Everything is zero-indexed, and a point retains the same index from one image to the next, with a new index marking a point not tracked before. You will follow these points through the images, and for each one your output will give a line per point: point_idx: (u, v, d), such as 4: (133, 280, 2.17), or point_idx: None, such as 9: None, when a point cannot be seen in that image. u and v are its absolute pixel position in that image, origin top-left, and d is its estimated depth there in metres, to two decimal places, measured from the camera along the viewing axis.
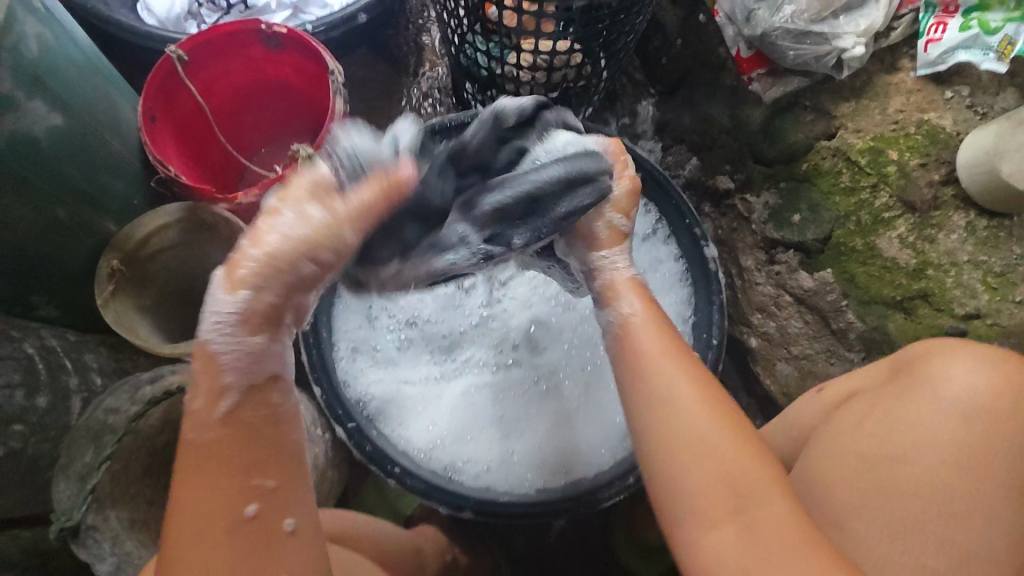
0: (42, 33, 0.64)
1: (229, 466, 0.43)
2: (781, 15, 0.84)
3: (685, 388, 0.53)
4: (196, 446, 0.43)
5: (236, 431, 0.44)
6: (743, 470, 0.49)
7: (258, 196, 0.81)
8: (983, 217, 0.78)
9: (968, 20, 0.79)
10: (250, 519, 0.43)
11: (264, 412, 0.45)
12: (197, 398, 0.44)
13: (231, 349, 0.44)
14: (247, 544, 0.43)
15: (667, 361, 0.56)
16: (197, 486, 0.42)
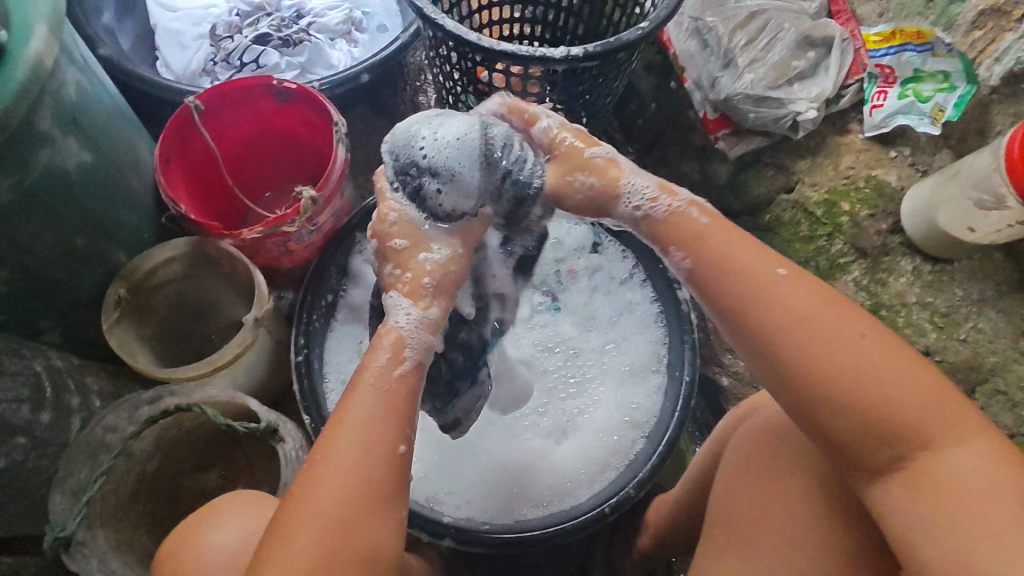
0: (80, 81, 0.72)
1: (397, 411, 0.55)
2: (742, 82, 0.94)
3: (861, 335, 0.50)
4: (380, 385, 0.55)
5: (400, 392, 0.56)
6: (907, 413, 0.48)
7: (261, 233, 0.87)
8: (927, 262, 0.85)
9: (904, 90, 0.88)
10: (400, 455, 0.53)
11: (415, 393, 0.57)
12: (383, 357, 0.57)
13: (411, 324, 0.59)
14: (389, 472, 0.52)
15: (792, 304, 0.52)
16: (371, 412, 0.54)
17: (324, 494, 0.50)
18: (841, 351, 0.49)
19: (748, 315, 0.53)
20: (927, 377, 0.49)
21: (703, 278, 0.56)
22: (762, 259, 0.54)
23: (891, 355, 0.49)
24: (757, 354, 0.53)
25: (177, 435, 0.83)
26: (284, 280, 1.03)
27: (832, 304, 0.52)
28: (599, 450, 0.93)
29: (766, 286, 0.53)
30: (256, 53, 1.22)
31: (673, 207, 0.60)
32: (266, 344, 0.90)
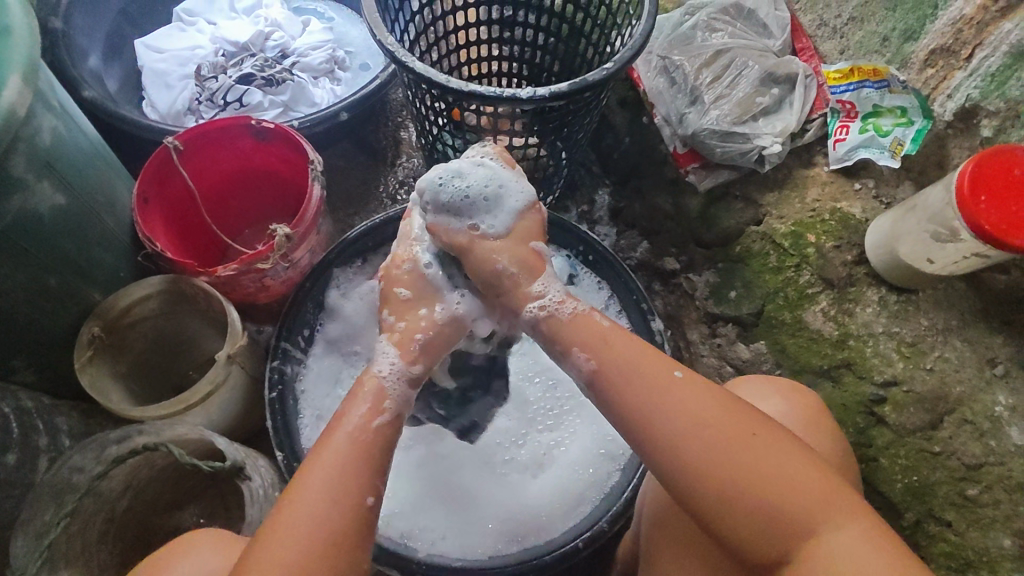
0: (55, 126, 0.74)
1: (372, 460, 0.55)
2: (708, 118, 0.96)
3: (709, 436, 0.54)
4: (355, 432, 0.56)
5: (375, 439, 0.56)
6: (790, 508, 0.52)
7: (236, 270, 0.88)
8: (893, 291, 0.86)
9: (865, 124, 0.90)
10: (368, 506, 0.53)
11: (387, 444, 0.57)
12: (361, 407, 0.58)
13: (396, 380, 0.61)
14: (353, 522, 0.52)
15: (691, 407, 0.55)
16: (345, 458, 0.54)
17: (283, 543, 0.49)
18: (736, 451, 0.53)
19: (645, 421, 0.56)
20: (810, 470, 0.53)
21: (606, 384, 0.58)
22: (656, 365, 0.58)
23: (780, 451, 0.53)
24: (654, 455, 0.55)
25: (148, 474, 0.83)
26: (262, 314, 1.04)
27: (723, 409, 0.55)
28: (574, 483, 0.92)
29: (663, 386, 0.56)
30: (239, 92, 1.24)
31: (576, 309, 0.63)
32: (240, 381, 0.90)
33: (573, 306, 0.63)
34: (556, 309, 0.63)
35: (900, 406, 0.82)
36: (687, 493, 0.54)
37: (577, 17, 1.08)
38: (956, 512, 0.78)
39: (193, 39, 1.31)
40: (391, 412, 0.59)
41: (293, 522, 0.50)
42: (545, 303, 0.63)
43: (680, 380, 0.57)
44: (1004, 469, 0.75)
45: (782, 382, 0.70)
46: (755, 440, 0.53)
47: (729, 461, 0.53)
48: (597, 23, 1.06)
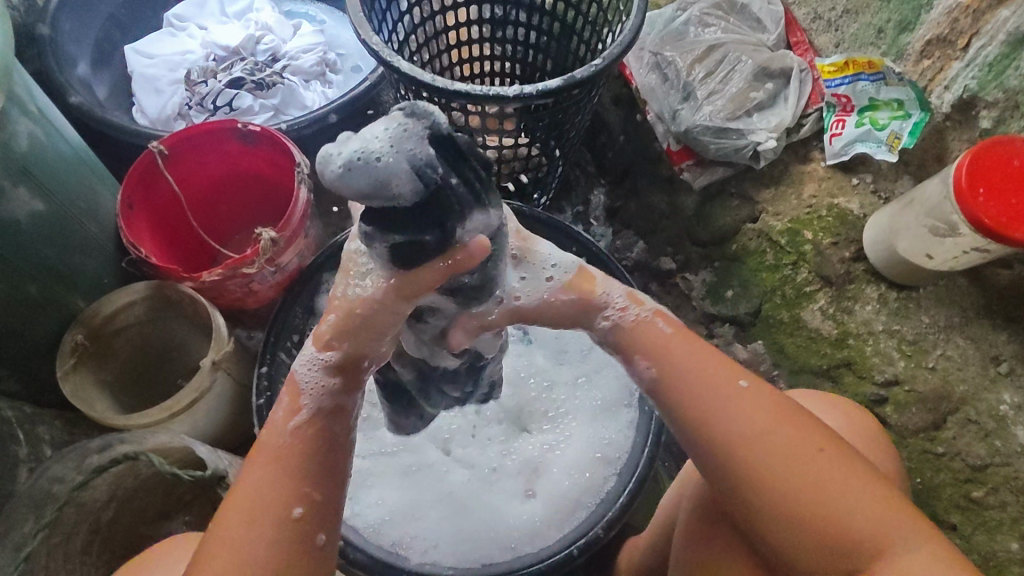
0: (33, 131, 0.73)
1: (291, 469, 0.51)
2: (701, 114, 0.94)
3: (776, 447, 0.52)
4: (268, 446, 0.52)
5: (299, 447, 0.52)
6: (861, 526, 0.50)
7: (221, 275, 0.87)
8: (893, 288, 0.84)
9: (861, 118, 0.88)
10: (294, 519, 0.49)
11: (313, 444, 0.53)
12: (281, 410, 0.54)
13: (309, 371, 0.55)
14: (280, 541, 0.49)
15: (756, 415, 0.53)
16: (258, 480, 0.50)
17: None
18: (801, 464, 0.51)
19: (705, 427, 0.54)
20: (877, 490, 0.51)
21: (666, 391, 0.57)
22: (721, 373, 0.56)
23: (846, 468, 0.51)
24: (713, 463, 0.54)
25: (134, 483, 0.82)
26: (252, 320, 1.03)
27: (788, 419, 0.53)
28: (570, 487, 0.89)
29: (730, 393, 0.55)
30: (229, 96, 1.23)
31: (639, 316, 0.60)
32: (227, 387, 0.88)
33: (636, 312, 0.60)
34: (617, 317, 0.60)
35: (902, 407, 0.79)
36: (744, 501, 0.53)
37: (568, 14, 1.07)
38: (961, 514, 0.75)
39: (184, 44, 1.30)
40: (312, 406, 0.54)
41: (214, 562, 0.47)
42: (604, 312, 0.61)
43: (746, 390, 0.55)
44: (1010, 470, 0.73)
45: (840, 399, 0.68)
46: (822, 456, 0.52)
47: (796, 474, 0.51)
48: (588, 20, 1.04)
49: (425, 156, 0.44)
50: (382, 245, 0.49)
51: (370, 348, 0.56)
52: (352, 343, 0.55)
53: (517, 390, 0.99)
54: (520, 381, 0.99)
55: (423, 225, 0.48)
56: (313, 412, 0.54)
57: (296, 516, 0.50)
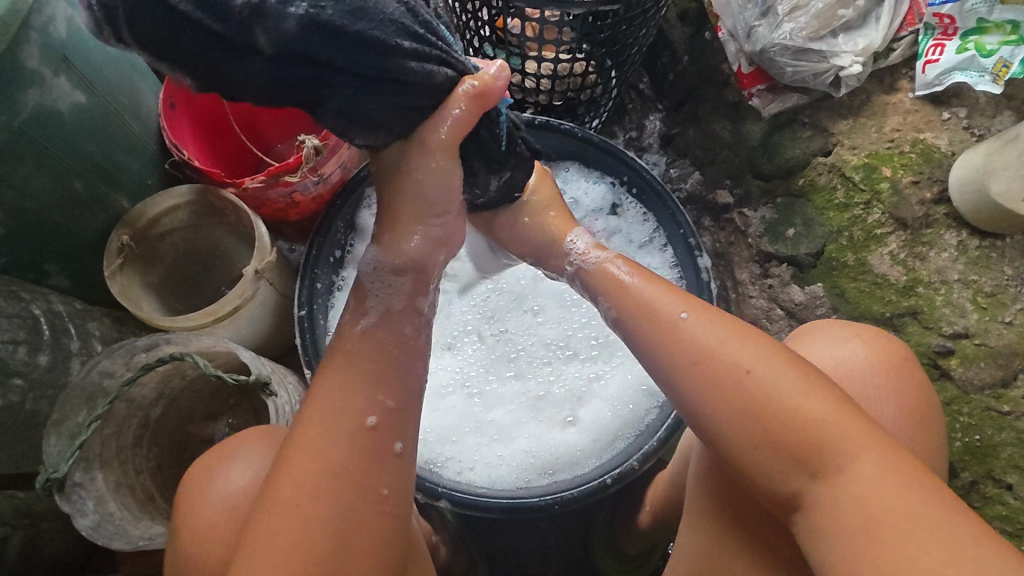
0: (71, 17, 0.70)
1: (365, 378, 0.51)
2: (781, 32, 0.85)
3: (712, 376, 0.52)
4: (341, 357, 0.52)
5: (369, 348, 0.52)
6: (803, 444, 0.48)
7: (263, 183, 0.86)
8: (975, 236, 0.78)
9: (964, 42, 0.79)
10: (369, 427, 0.49)
11: (383, 350, 0.52)
12: (347, 316, 0.54)
13: (381, 282, 0.56)
14: (356, 448, 0.48)
15: (695, 346, 0.54)
16: (332, 389, 0.50)
17: (288, 491, 0.46)
18: (736, 391, 0.51)
19: (663, 359, 0.55)
20: (821, 404, 0.49)
21: (629, 331, 0.59)
22: (664, 309, 0.57)
23: (781, 384, 0.50)
24: (669, 392, 0.55)
25: (181, 383, 0.84)
26: (293, 232, 1.02)
27: (742, 340, 0.53)
28: (612, 418, 0.89)
29: (669, 327, 0.56)
30: None
31: (599, 259, 0.66)
32: (270, 296, 0.88)
33: (595, 257, 0.66)
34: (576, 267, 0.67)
35: (969, 361, 0.75)
36: (705, 426, 0.53)
37: None
38: (1019, 475, 0.72)
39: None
40: (378, 308, 0.55)
41: (296, 469, 0.47)
42: (552, 248, 0.70)
43: (682, 323, 0.55)
44: None
45: (866, 326, 0.62)
46: (749, 378, 0.51)
47: (728, 400, 0.51)
48: None
49: None
50: (356, 37, 0.43)
51: (439, 232, 0.56)
52: (426, 239, 0.56)
53: (566, 314, 0.96)
54: (567, 306, 0.97)
55: (377, 56, 0.44)
56: (377, 309, 0.55)
57: (363, 423, 0.49)
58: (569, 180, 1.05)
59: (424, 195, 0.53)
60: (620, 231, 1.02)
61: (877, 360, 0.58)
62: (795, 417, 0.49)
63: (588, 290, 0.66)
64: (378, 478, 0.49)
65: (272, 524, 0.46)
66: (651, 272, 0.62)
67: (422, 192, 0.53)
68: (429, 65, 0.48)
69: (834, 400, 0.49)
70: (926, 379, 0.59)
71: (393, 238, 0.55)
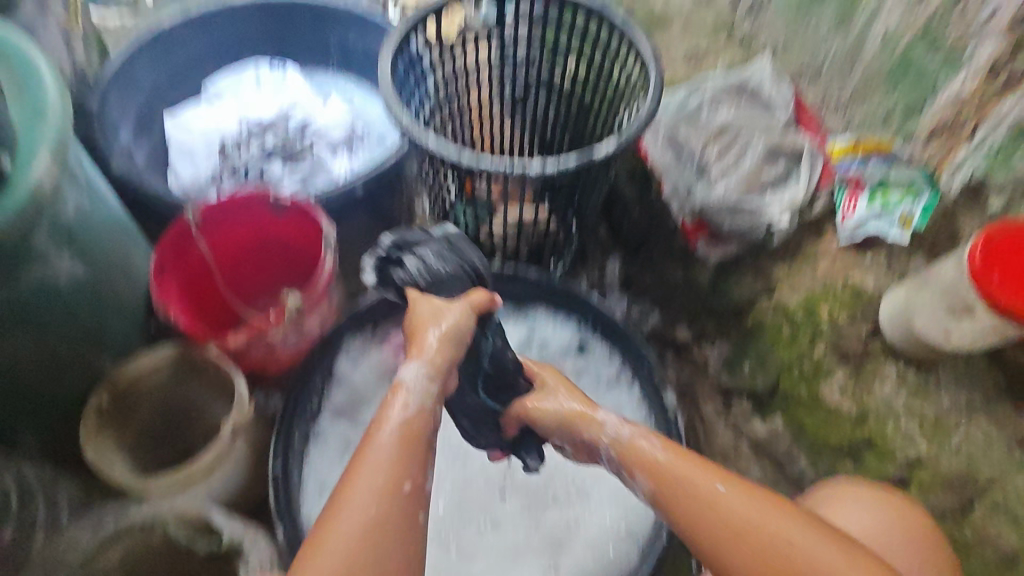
0: (81, 200, 0.77)
1: (412, 450, 0.61)
2: (715, 192, 0.98)
3: (751, 551, 0.59)
4: (382, 431, 0.61)
5: (413, 429, 0.62)
6: None
7: (245, 339, 0.90)
8: (912, 367, 0.83)
9: (872, 197, 0.90)
10: (404, 494, 0.58)
11: (418, 437, 0.62)
12: (394, 409, 0.63)
13: (416, 379, 0.64)
14: (396, 509, 0.57)
15: (737, 518, 0.60)
16: (382, 458, 0.59)
17: (334, 539, 0.55)
18: (772, 563, 0.58)
19: (705, 531, 0.61)
20: (830, 558, 0.57)
21: (666, 507, 0.64)
22: (701, 480, 0.63)
23: (812, 548, 0.58)
24: (708, 552, 0.61)
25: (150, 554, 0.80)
26: (271, 384, 1.04)
27: (776, 510, 0.61)
28: (593, 565, 0.88)
29: (710, 506, 0.61)
30: (260, 166, 1.32)
31: (618, 433, 0.70)
32: (244, 453, 0.89)
33: (625, 433, 0.70)
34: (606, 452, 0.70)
35: (925, 490, 0.79)
36: None
37: (585, 95, 1.11)
38: None
39: (56, 41, 1.10)
40: (414, 403, 0.63)
41: (339, 521, 0.56)
42: (572, 421, 0.73)
43: (720, 494, 0.62)
44: None
45: (869, 484, 0.76)
46: (790, 549, 0.58)
47: (767, 564, 0.58)
48: (603, 100, 1.08)
49: (411, 236, 0.74)
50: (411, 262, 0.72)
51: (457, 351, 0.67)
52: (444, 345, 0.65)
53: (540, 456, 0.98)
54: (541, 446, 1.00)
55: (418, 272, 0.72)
56: (420, 399, 0.63)
57: (409, 487, 0.59)
58: (538, 322, 1.10)
59: (454, 330, 0.66)
60: (588, 369, 1.07)
61: (888, 523, 0.71)
62: (818, 572, 0.57)
63: (616, 468, 0.70)
64: (410, 538, 0.58)
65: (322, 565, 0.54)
66: (673, 441, 0.69)
67: (458, 329, 0.66)
68: (450, 272, 0.72)
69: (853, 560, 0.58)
70: (930, 519, 0.73)
71: (421, 349, 0.65)
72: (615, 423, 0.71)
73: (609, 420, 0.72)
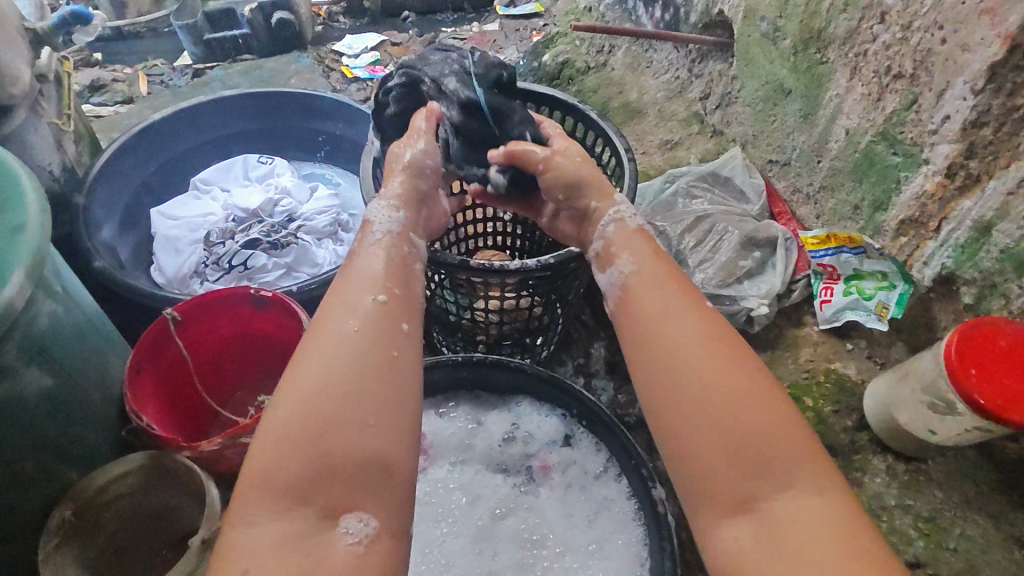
0: (54, 310, 0.77)
1: (392, 272, 0.61)
2: (694, 282, 1.00)
3: (725, 380, 0.52)
4: (368, 246, 0.64)
5: (395, 257, 0.63)
6: (768, 466, 0.48)
7: (219, 443, 0.87)
8: (901, 460, 0.82)
9: (848, 286, 0.93)
10: (376, 300, 0.57)
11: (400, 279, 0.61)
12: (376, 237, 0.65)
13: (387, 214, 0.68)
14: (369, 318, 0.55)
15: (716, 376, 0.53)
16: (362, 267, 0.61)
17: (311, 340, 0.53)
18: (732, 411, 0.51)
19: (660, 326, 0.58)
20: (775, 424, 0.50)
21: (630, 300, 0.61)
22: (707, 313, 0.58)
23: (762, 412, 0.51)
24: (652, 360, 0.56)
25: None
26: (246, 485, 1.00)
27: (758, 371, 0.54)
28: None
29: (657, 320, 0.58)
30: (244, 256, 1.31)
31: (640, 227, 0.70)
32: None
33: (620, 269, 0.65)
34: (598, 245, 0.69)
35: None
36: (674, 386, 0.54)
37: None
38: None
39: (48, 144, 1.14)
40: (383, 229, 0.66)
41: (322, 319, 0.55)
42: (592, 207, 0.73)
43: (727, 328, 0.57)
44: None
45: None
46: (737, 410, 0.51)
47: (715, 414, 0.51)
48: None
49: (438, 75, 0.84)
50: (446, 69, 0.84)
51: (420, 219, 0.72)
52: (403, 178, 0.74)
53: (528, 558, 0.94)
54: (527, 547, 0.96)
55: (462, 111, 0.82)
56: (385, 235, 0.66)
57: (391, 312, 0.56)
58: (523, 413, 1.09)
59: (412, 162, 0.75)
60: (575, 462, 1.04)
61: None
62: (763, 439, 0.49)
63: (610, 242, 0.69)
64: (387, 343, 0.54)
65: (293, 368, 0.52)
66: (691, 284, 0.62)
67: (412, 191, 0.73)
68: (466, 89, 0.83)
69: (802, 444, 0.50)
70: None
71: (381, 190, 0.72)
72: (618, 215, 0.71)
73: (619, 237, 0.69)
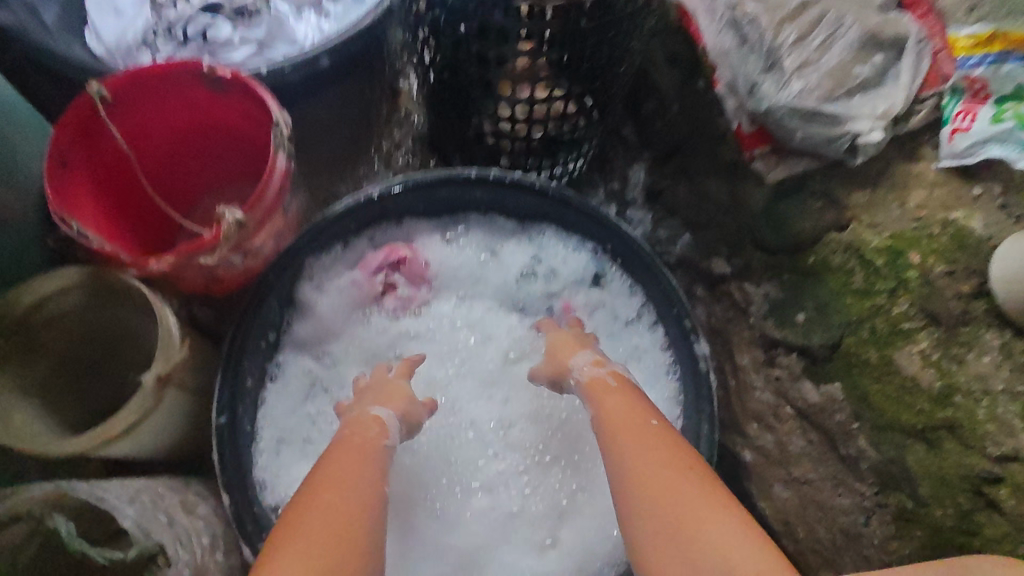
0: None
1: (360, 424, 0.64)
2: (787, 93, 0.73)
3: (651, 460, 0.60)
4: (355, 417, 0.65)
5: (372, 422, 0.64)
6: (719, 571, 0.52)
7: (173, 263, 0.68)
8: (1021, 338, 0.65)
9: (1000, 110, 0.69)
10: (385, 440, 0.63)
11: (390, 390, 0.69)
12: (368, 398, 0.68)
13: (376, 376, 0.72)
14: (354, 443, 0.61)
15: (640, 467, 0.59)
16: (335, 462, 0.58)
17: (299, 506, 0.54)
18: (681, 522, 0.55)
19: (621, 492, 0.60)
20: (730, 533, 0.53)
21: (611, 445, 0.63)
22: (666, 443, 0.61)
23: (717, 533, 0.53)
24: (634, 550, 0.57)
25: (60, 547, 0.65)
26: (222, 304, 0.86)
27: (680, 450, 0.61)
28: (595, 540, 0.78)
29: (611, 441, 0.63)
30: (201, 25, 1.02)
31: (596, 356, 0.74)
32: (179, 399, 0.72)
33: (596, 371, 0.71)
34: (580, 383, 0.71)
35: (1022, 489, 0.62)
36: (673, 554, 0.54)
37: None
38: None
39: None
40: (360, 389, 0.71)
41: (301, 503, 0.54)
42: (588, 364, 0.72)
43: (654, 425, 0.63)
44: None
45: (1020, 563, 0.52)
46: (685, 527, 0.54)
47: (640, 520, 0.57)
48: None
49: None
50: None
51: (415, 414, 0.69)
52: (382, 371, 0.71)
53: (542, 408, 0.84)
54: (543, 399, 0.84)
55: None
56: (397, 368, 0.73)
57: (380, 419, 0.65)
58: (546, 246, 0.91)
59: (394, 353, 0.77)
60: (604, 306, 0.89)
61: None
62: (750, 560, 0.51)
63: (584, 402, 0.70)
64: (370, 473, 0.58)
65: (290, 530, 0.52)
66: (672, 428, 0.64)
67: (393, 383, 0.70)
68: None
69: (747, 530, 0.54)
70: None
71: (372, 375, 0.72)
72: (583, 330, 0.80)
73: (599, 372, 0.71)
